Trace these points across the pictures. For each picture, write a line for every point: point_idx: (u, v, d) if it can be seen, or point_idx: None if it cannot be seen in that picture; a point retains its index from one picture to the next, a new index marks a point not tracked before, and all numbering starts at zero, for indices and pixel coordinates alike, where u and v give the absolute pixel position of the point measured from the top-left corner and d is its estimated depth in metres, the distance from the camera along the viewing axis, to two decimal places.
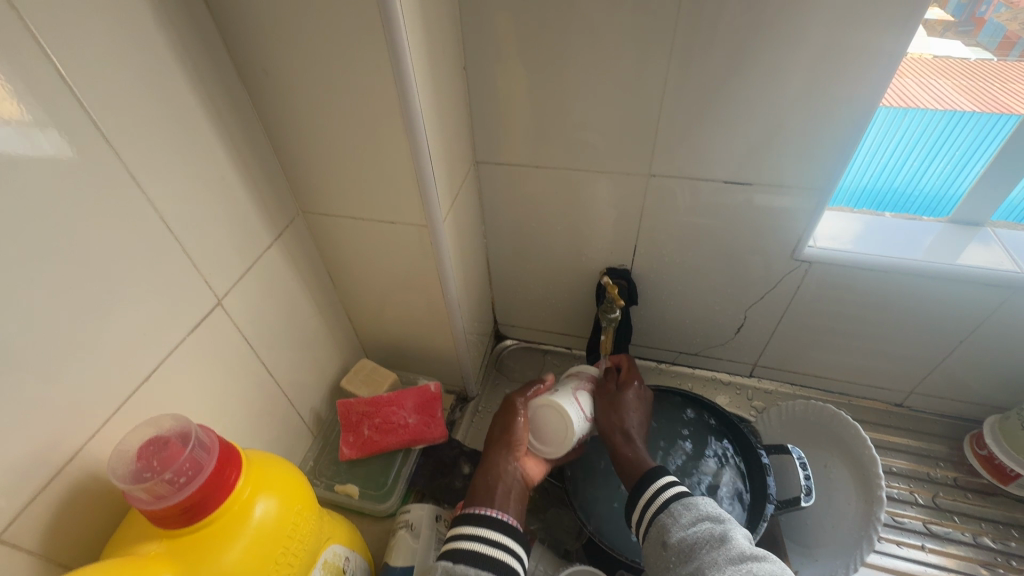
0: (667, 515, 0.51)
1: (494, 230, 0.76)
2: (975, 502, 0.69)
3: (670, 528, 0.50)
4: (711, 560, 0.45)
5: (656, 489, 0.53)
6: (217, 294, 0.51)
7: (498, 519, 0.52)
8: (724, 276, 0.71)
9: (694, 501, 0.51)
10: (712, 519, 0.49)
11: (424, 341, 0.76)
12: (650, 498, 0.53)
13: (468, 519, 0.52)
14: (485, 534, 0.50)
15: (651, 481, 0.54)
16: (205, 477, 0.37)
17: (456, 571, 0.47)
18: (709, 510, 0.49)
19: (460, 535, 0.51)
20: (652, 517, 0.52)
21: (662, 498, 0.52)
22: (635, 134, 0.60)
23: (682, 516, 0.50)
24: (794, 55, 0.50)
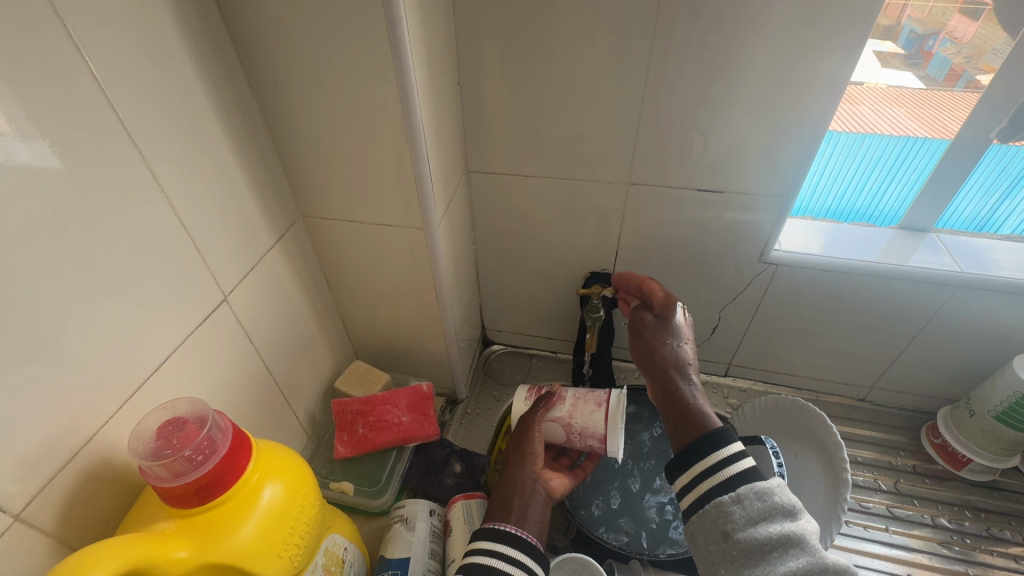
0: (728, 496, 0.46)
1: (484, 236, 0.79)
2: (933, 487, 0.74)
3: (732, 515, 0.45)
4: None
5: (717, 459, 0.48)
6: (223, 291, 0.53)
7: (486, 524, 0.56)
8: (700, 280, 0.75)
9: (766, 489, 0.45)
10: (785, 511, 0.45)
11: (415, 344, 0.78)
12: (710, 465, 0.48)
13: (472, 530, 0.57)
14: (502, 550, 0.53)
15: (706, 446, 0.49)
16: (219, 457, 0.39)
17: None
18: (785, 499, 0.45)
19: (477, 550, 0.53)
20: (705, 491, 0.47)
21: (723, 470, 0.47)
22: (616, 144, 0.64)
23: (750, 506, 0.45)
24: (756, 75, 0.56)
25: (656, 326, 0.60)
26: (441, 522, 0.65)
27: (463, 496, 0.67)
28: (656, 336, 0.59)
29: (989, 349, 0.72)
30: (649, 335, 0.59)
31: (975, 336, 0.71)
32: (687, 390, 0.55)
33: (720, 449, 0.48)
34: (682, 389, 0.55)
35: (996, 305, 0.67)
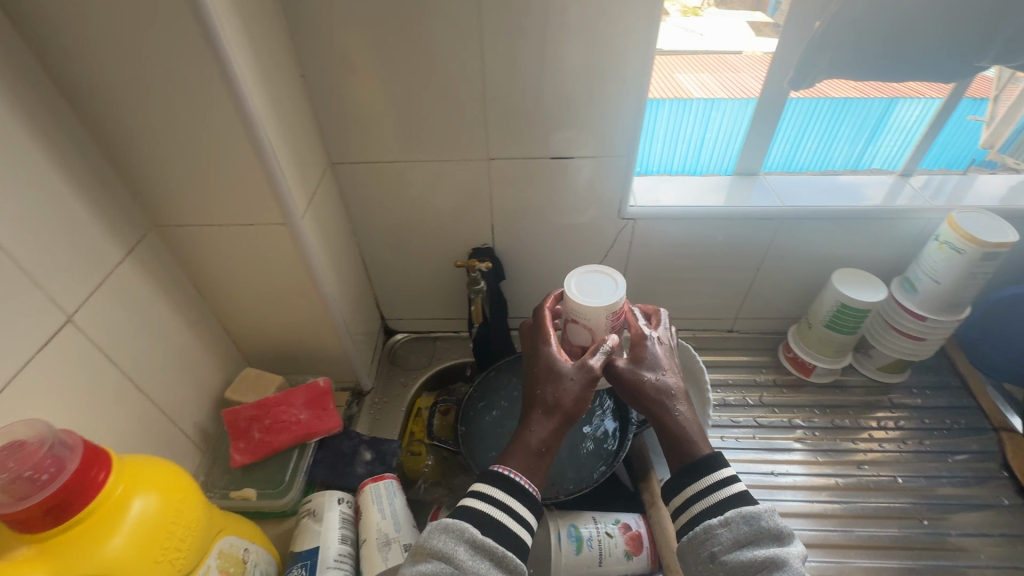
0: (716, 520, 0.49)
1: (363, 225, 0.80)
2: (790, 395, 0.86)
3: (716, 538, 0.49)
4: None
5: (708, 485, 0.51)
6: (67, 311, 0.50)
7: (519, 481, 0.51)
8: (573, 242, 0.81)
9: (754, 513, 0.49)
10: (772, 535, 0.48)
11: (307, 342, 0.77)
12: (700, 490, 0.51)
13: (490, 479, 0.51)
14: (513, 505, 0.50)
15: (697, 476, 0.52)
16: (67, 475, 0.38)
17: (480, 545, 0.47)
18: (773, 523, 0.48)
19: (488, 498, 0.50)
20: (693, 514, 0.51)
21: (713, 495, 0.51)
22: (468, 121, 0.67)
23: (738, 529, 0.48)
24: (579, 46, 0.61)
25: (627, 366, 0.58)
26: (352, 508, 0.66)
27: (372, 479, 0.68)
28: (634, 374, 0.58)
29: (818, 269, 0.84)
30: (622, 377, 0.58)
31: (804, 259, 0.83)
32: (685, 413, 0.56)
33: (710, 477, 0.52)
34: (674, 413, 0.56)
35: (814, 229, 0.79)
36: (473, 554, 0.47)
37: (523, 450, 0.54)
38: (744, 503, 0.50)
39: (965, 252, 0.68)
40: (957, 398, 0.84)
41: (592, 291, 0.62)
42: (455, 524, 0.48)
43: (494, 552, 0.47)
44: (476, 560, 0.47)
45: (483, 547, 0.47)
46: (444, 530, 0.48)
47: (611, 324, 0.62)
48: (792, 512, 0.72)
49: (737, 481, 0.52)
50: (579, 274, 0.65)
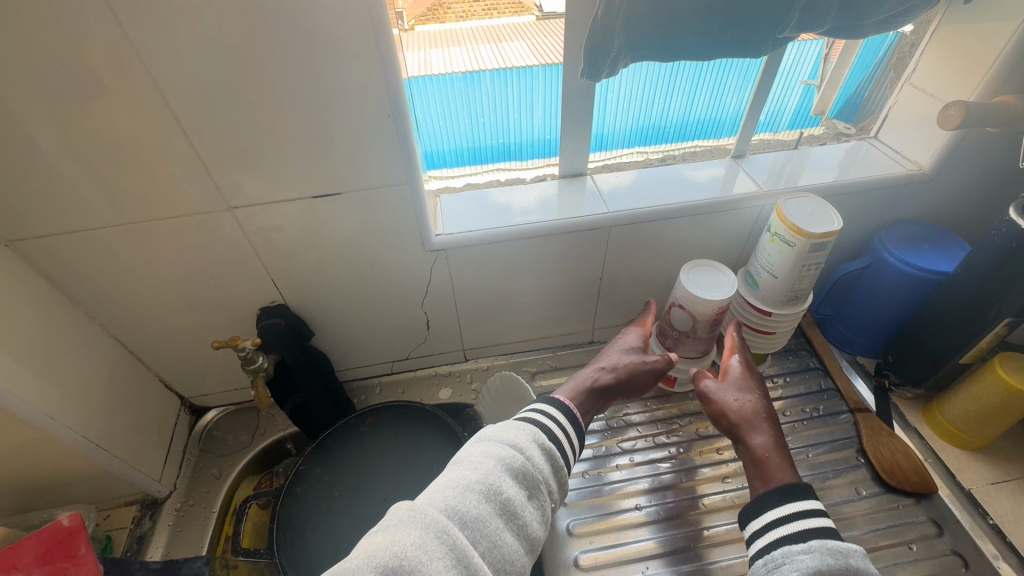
0: (798, 546, 0.46)
1: (99, 305, 0.62)
2: (655, 408, 0.79)
3: (795, 565, 0.45)
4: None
5: (796, 511, 0.49)
6: None
7: (572, 411, 0.53)
8: (381, 283, 0.68)
9: (843, 548, 0.45)
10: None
11: (43, 470, 0.59)
12: (788, 515, 0.49)
13: (558, 407, 0.53)
14: (554, 411, 0.52)
15: (785, 501, 0.50)
16: None
17: (547, 446, 0.48)
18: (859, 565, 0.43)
19: (546, 410, 0.52)
20: (776, 538, 0.49)
21: (802, 522, 0.48)
22: (183, 165, 0.51)
23: (822, 562, 0.44)
24: (291, 57, 0.46)
25: (722, 386, 0.61)
26: None
27: None
28: (717, 393, 0.61)
29: (663, 270, 0.77)
30: (713, 397, 0.61)
31: (648, 261, 0.75)
32: (765, 441, 0.56)
33: (805, 503, 0.50)
34: (756, 441, 0.57)
35: (648, 231, 0.70)
36: (540, 452, 0.47)
37: (583, 392, 0.58)
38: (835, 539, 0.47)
39: (795, 245, 0.62)
40: (814, 381, 0.81)
41: (710, 286, 0.67)
42: (529, 423, 0.50)
43: (554, 455, 0.48)
44: (539, 458, 0.47)
45: (547, 446, 0.48)
46: (521, 424, 0.49)
47: (713, 318, 0.69)
48: (655, 552, 0.65)
49: (825, 515, 0.49)
50: (691, 264, 0.70)
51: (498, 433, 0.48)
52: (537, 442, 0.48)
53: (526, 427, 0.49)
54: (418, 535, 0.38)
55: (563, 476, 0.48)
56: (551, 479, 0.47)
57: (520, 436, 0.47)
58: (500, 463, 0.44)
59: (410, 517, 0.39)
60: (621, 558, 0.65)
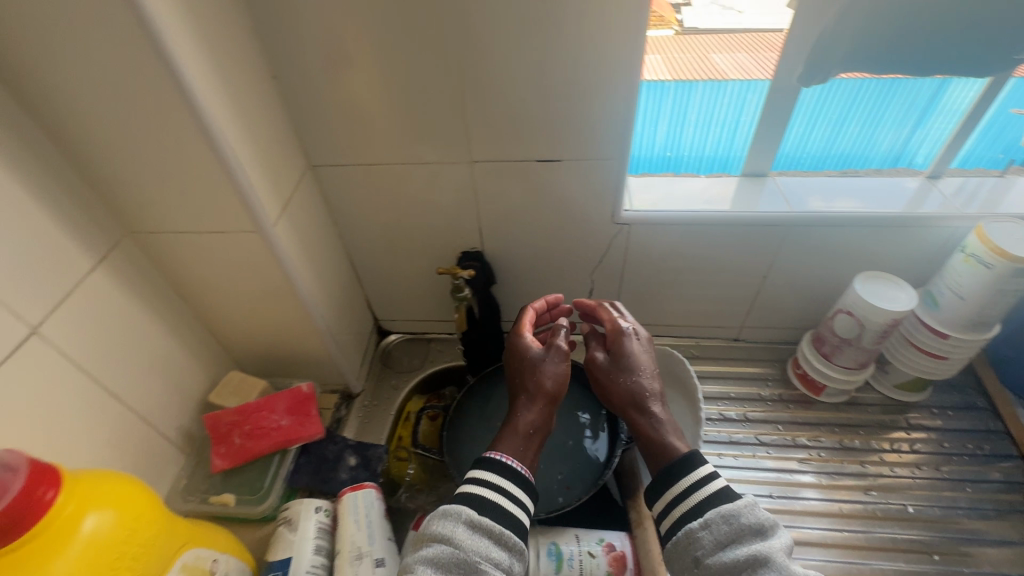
0: (696, 523, 0.50)
1: (348, 228, 0.78)
2: (796, 411, 0.81)
3: (710, 531, 0.49)
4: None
5: (687, 485, 0.52)
6: (31, 323, 0.49)
7: (506, 465, 0.55)
8: (565, 246, 0.78)
9: (732, 512, 0.49)
10: (753, 531, 0.48)
11: (294, 347, 0.77)
12: (675, 495, 0.52)
13: (467, 465, 0.55)
14: (486, 478, 0.54)
15: (681, 475, 0.53)
16: (11, 496, 0.38)
17: (480, 526, 0.51)
18: (753, 520, 0.48)
19: (483, 480, 0.54)
20: (676, 519, 0.52)
21: (690, 498, 0.52)
22: (450, 122, 0.64)
23: (717, 529, 0.49)
24: (563, 41, 0.56)
25: (608, 365, 0.63)
26: (330, 518, 0.66)
27: (351, 488, 0.67)
28: (609, 368, 0.62)
29: (830, 278, 0.78)
30: (600, 375, 0.62)
31: (817, 267, 0.77)
32: (647, 423, 0.58)
33: (692, 474, 0.53)
34: (643, 424, 0.58)
35: (827, 236, 0.73)
36: (473, 532, 0.50)
37: (517, 438, 0.58)
38: (729, 499, 0.51)
39: (994, 267, 0.62)
40: (981, 420, 0.77)
41: (886, 296, 0.69)
42: (453, 510, 0.52)
43: (497, 533, 0.51)
44: (476, 537, 0.50)
45: (483, 526, 0.51)
46: (443, 516, 0.52)
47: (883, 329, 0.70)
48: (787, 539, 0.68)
49: (719, 478, 0.52)
50: (864, 276, 0.71)
51: (428, 524, 0.52)
52: (439, 543, 0.49)
53: (448, 517, 0.51)
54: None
55: (517, 542, 0.51)
56: (494, 551, 0.50)
57: (449, 522, 0.51)
58: (432, 557, 0.49)
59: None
60: None
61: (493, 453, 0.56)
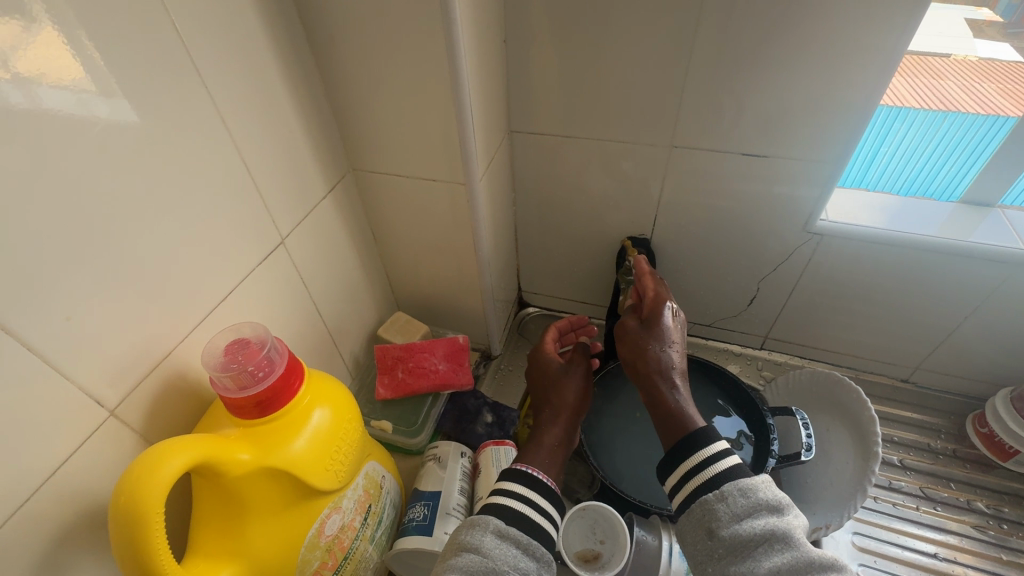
0: (713, 495, 0.46)
1: (523, 197, 0.81)
2: (972, 473, 0.73)
3: (734, 506, 0.45)
4: (770, 563, 0.42)
5: (704, 458, 0.48)
6: (282, 234, 0.56)
7: (539, 479, 0.54)
8: (740, 247, 0.75)
9: (750, 486, 0.46)
10: (770, 507, 0.45)
11: (454, 300, 0.81)
12: (695, 465, 0.48)
13: (515, 477, 0.53)
14: (522, 493, 0.52)
15: (692, 448, 0.49)
16: (275, 377, 0.43)
17: (508, 535, 0.49)
18: (768, 496, 0.45)
19: (509, 491, 0.52)
20: (691, 491, 0.48)
21: (707, 470, 0.48)
22: (662, 103, 0.64)
23: (734, 503, 0.45)
24: (811, 30, 0.54)
25: (643, 334, 0.59)
26: (470, 464, 0.69)
27: (493, 442, 0.70)
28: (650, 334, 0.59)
29: None
30: (633, 338, 0.60)
31: None
32: (675, 396, 0.54)
33: (710, 445, 0.49)
34: (668, 395, 0.54)
35: None
36: (501, 542, 0.48)
37: (539, 453, 0.59)
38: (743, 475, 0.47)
39: None
40: None
41: None
42: (481, 519, 0.50)
43: (531, 547, 0.49)
44: (505, 547, 0.48)
45: (509, 535, 0.49)
46: (471, 526, 0.49)
47: None
48: None
49: (731, 453, 0.48)
50: None
51: (467, 531, 0.49)
52: (468, 552, 0.47)
53: (474, 528, 0.49)
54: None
55: (542, 551, 0.49)
56: (522, 560, 0.47)
57: (477, 532, 0.48)
58: (460, 564, 0.46)
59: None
60: None
61: (521, 465, 0.55)
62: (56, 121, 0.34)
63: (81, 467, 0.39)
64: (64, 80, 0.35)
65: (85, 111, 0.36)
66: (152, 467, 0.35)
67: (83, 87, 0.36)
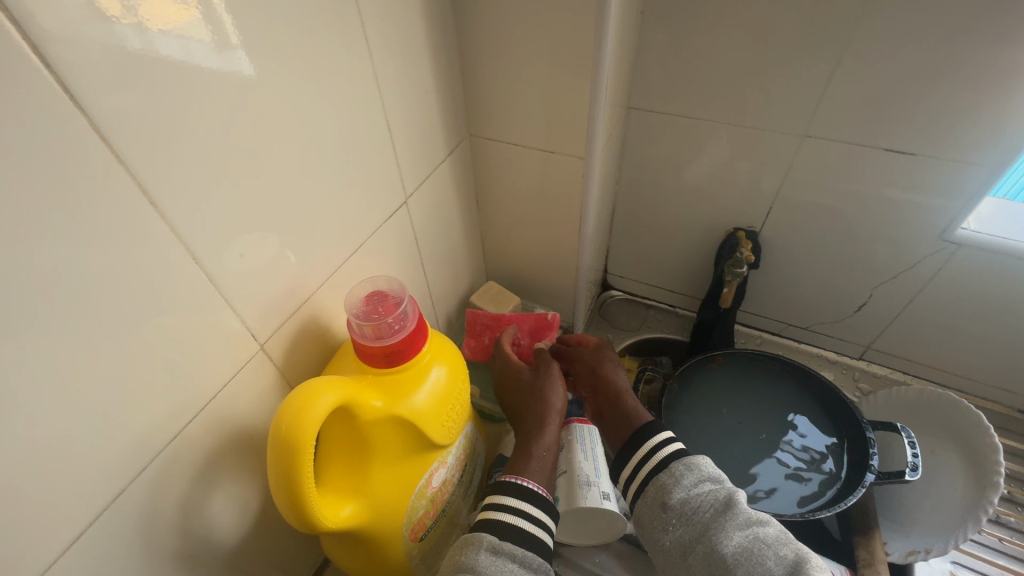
0: (664, 476, 0.50)
1: (628, 177, 0.80)
2: None
3: (682, 485, 0.49)
4: (719, 526, 0.45)
5: (653, 446, 0.53)
6: (407, 193, 0.58)
7: (533, 491, 0.50)
8: (858, 250, 0.71)
9: (693, 462, 0.50)
10: (710, 479, 0.49)
11: (546, 275, 0.82)
12: (646, 454, 0.53)
13: (508, 490, 0.49)
14: (512, 504, 0.48)
15: (648, 438, 0.54)
16: (406, 333, 0.44)
17: (502, 550, 0.45)
18: (708, 470, 0.50)
19: (501, 506, 0.48)
20: (646, 477, 0.52)
21: (655, 455, 0.52)
22: (802, 88, 0.61)
23: (681, 480, 0.49)
24: (999, 17, 0.49)
25: (595, 359, 0.67)
26: None
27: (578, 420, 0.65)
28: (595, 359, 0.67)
29: None
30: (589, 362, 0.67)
31: None
32: (635, 402, 0.61)
33: (661, 434, 0.54)
34: (627, 401, 0.61)
35: None
36: (495, 558, 0.45)
37: (532, 459, 0.54)
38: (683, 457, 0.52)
39: None
40: None
41: None
42: (473, 538, 0.46)
43: (527, 559, 0.45)
44: (500, 563, 0.44)
45: (504, 550, 0.45)
46: (464, 546, 0.46)
47: None
48: None
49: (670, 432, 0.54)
50: None
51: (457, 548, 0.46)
52: (461, 573, 0.43)
53: (468, 547, 0.46)
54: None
55: (542, 564, 0.46)
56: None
57: (468, 550, 0.45)
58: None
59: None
60: None
61: (512, 476, 0.51)
62: (173, 72, 0.31)
63: (236, 393, 0.43)
64: (171, 25, 0.30)
65: (227, 66, 0.35)
66: (302, 404, 0.37)
67: (194, 35, 0.32)
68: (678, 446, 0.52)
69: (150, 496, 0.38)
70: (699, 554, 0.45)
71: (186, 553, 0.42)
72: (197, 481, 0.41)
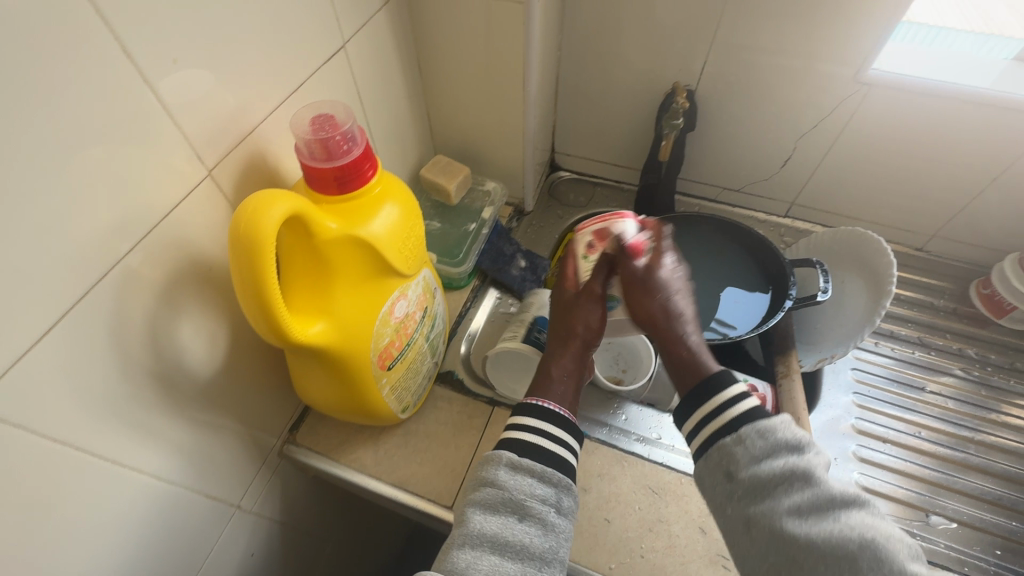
0: (731, 438, 0.43)
1: (569, 41, 0.79)
2: (966, 326, 0.81)
3: (751, 448, 0.42)
4: (790, 502, 0.39)
5: (717, 405, 0.45)
6: (342, 37, 0.56)
7: (554, 412, 0.49)
8: (783, 102, 0.75)
9: (770, 427, 0.43)
10: (790, 447, 0.42)
11: (494, 148, 0.82)
12: (709, 412, 0.45)
13: (530, 412, 0.48)
14: (542, 427, 0.47)
15: (708, 396, 0.46)
16: (352, 156, 0.45)
17: (520, 466, 0.45)
18: (790, 436, 0.42)
19: (523, 426, 0.48)
20: (705, 439, 0.45)
21: (723, 415, 0.44)
22: None
23: (753, 445, 0.42)
24: None
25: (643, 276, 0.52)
26: None
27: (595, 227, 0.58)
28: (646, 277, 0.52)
29: None
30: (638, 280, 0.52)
31: None
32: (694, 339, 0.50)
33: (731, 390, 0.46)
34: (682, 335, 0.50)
35: None
36: (512, 474, 0.45)
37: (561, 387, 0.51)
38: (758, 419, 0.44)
39: None
40: None
41: None
42: (494, 453, 0.47)
43: (547, 475, 0.45)
44: (519, 479, 0.44)
45: (522, 466, 0.45)
46: (485, 461, 0.46)
47: None
48: (928, 426, 0.72)
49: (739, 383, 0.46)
50: None
51: (482, 464, 0.47)
52: (484, 487, 0.45)
53: (489, 462, 0.46)
54: (471, 561, 0.41)
55: (563, 477, 0.45)
56: (539, 488, 0.44)
57: (489, 467, 0.45)
58: (479, 499, 0.44)
59: (450, 543, 0.43)
60: (895, 414, 0.72)
61: (534, 398, 0.50)
62: None
63: (184, 219, 0.43)
64: None
65: None
66: (255, 207, 0.39)
67: None
68: (754, 404, 0.44)
69: (111, 310, 0.38)
70: (764, 528, 0.40)
71: (159, 375, 0.44)
72: (160, 304, 0.42)
